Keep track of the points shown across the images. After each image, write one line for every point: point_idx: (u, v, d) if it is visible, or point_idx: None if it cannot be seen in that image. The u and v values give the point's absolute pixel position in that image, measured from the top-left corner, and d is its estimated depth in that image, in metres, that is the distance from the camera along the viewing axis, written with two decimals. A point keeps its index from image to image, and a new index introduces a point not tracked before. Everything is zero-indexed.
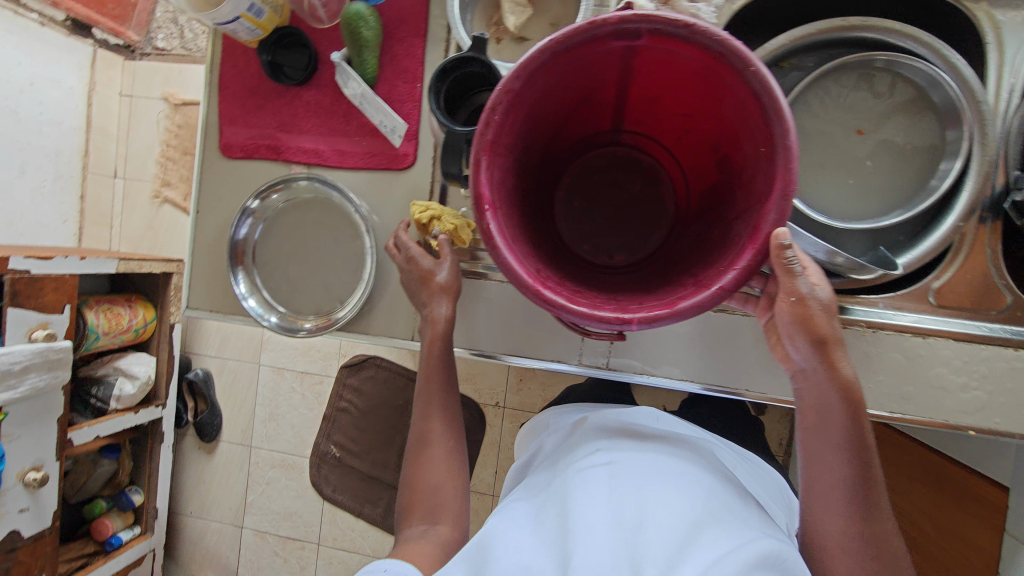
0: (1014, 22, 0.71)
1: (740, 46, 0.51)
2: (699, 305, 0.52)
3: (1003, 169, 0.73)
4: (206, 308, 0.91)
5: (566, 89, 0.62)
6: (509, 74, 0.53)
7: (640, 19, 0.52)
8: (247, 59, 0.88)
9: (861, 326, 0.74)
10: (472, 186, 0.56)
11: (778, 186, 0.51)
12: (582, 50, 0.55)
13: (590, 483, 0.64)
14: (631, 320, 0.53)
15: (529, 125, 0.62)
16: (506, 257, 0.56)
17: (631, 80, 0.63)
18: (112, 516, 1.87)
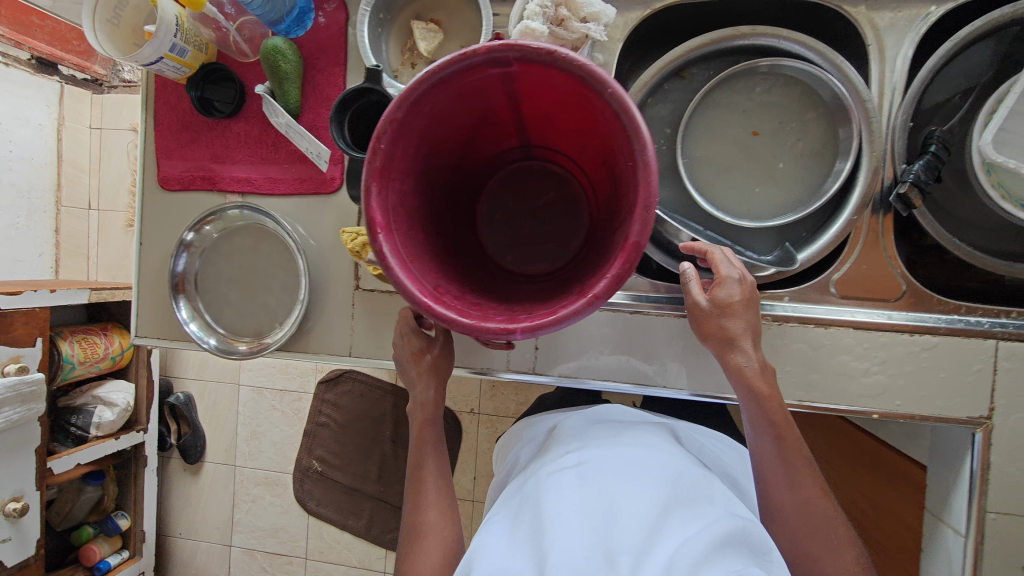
0: (892, 24, 0.75)
1: (599, 69, 0.54)
2: (576, 313, 0.56)
3: (891, 163, 0.77)
4: (154, 336, 0.94)
5: (458, 114, 0.65)
6: (389, 104, 0.57)
7: (507, 49, 0.55)
8: (179, 96, 0.92)
9: (768, 321, 0.77)
10: (364, 211, 0.59)
11: (641, 200, 0.54)
12: (461, 79, 0.59)
13: (557, 484, 0.62)
14: (514, 330, 0.56)
15: (425, 149, 0.66)
16: (399, 276, 0.59)
17: (520, 102, 0.66)
18: (100, 541, 1.90)
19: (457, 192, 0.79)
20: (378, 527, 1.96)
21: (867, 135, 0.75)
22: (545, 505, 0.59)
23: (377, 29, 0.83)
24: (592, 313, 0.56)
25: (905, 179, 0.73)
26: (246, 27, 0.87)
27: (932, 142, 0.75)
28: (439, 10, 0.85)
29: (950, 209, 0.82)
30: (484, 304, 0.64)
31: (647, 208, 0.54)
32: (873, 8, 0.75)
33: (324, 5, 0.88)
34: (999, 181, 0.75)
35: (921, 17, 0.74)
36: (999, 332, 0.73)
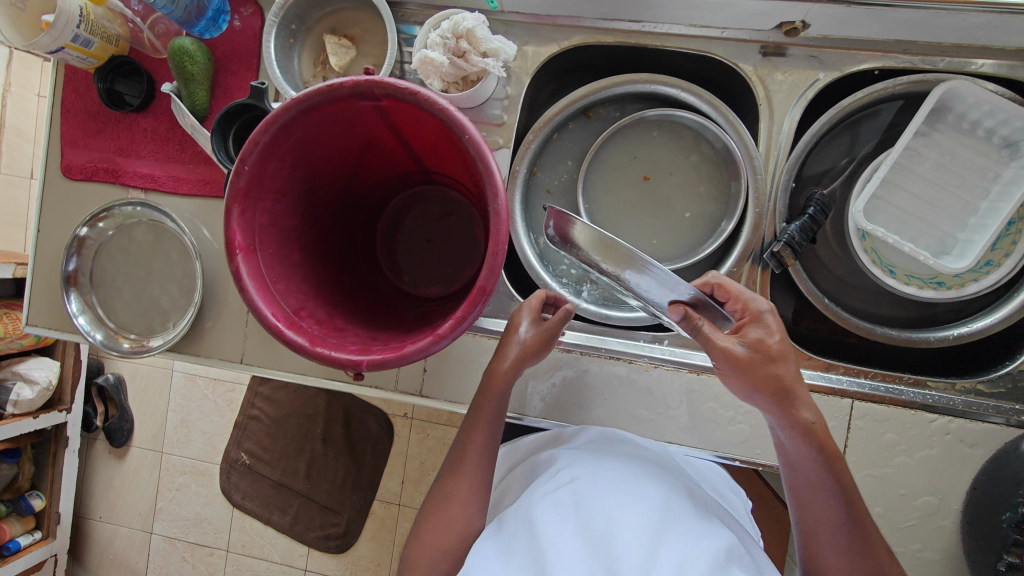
0: (782, 86, 0.78)
1: (458, 113, 0.55)
2: (420, 351, 0.57)
3: (773, 219, 0.80)
4: (45, 325, 0.93)
5: (339, 140, 0.66)
6: (253, 128, 0.57)
7: (374, 85, 0.56)
8: (88, 85, 0.91)
9: (644, 363, 0.81)
10: (224, 231, 0.59)
11: (491, 246, 0.55)
12: (331, 107, 0.59)
13: (555, 503, 0.62)
14: (360, 363, 0.57)
15: (304, 171, 0.66)
16: (253, 298, 0.59)
17: (403, 133, 0.67)
18: (11, 520, 1.83)
19: (351, 211, 0.79)
20: (303, 525, 1.90)
21: (752, 192, 0.78)
22: (546, 522, 0.59)
23: (288, 39, 0.83)
24: (437, 352, 0.57)
25: (780, 239, 0.76)
26: (159, 25, 0.88)
27: (811, 205, 0.78)
28: (354, 26, 0.85)
29: (831, 268, 0.85)
30: (347, 331, 0.64)
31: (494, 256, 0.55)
32: (766, 69, 0.78)
33: (240, 10, 0.88)
34: (871, 246, 0.79)
35: (809, 83, 0.77)
36: (855, 393, 0.76)
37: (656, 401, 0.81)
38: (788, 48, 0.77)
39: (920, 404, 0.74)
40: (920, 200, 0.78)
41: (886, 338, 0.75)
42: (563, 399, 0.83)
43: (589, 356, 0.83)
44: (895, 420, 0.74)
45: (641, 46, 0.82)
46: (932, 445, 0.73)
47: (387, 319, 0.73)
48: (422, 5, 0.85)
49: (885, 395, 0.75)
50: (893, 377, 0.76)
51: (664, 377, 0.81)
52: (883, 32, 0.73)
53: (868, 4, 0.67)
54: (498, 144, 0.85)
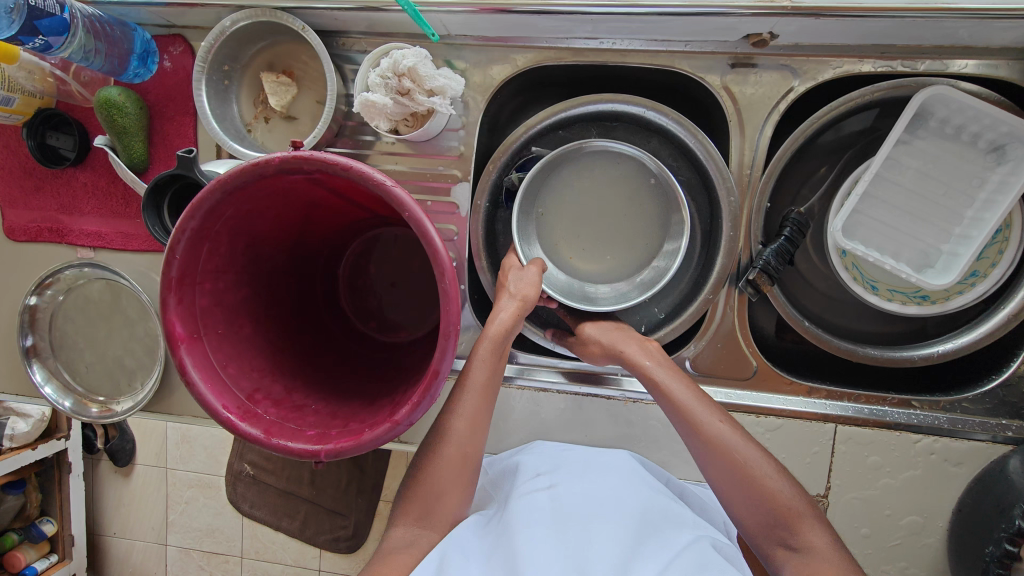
0: (751, 97, 0.73)
1: (397, 189, 0.51)
2: (378, 438, 0.53)
3: (749, 242, 0.76)
4: (11, 392, 0.90)
5: (279, 206, 0.62)
6: (178, 216, 0.52)
7: (307, 160, 0.51)
8: (19, 139, 0.85)
9: (620, 399, 0.80)
10: (164, 323, 0.56)
11: (442, 327, 0.52)
12: (261, 183, 0.55)
13: (532, 507, 0.63)
14: (319, 453, 0.54)
15: (241, 244, 0.61)
16: (199, 390, 0.55)
17: (346, 193, 0.62)
18: (25, 547, 1.86)
19: (303, 265, 0.76)
20: (312, 529, 1.79)
21: (725, 214, 0.74)
22: (524, 525, 0.60)
23: (223, 82, 0.77)
24: (398, 436, 0.54)
25: (755, 265, 0.73)
26: (83, 71, 0.81)
27: (786, 225, 0.74)
28: (293, 61, 0.79)
29: (810, 282, 0.82)
30: (306, 409, 0.61)
31: (446, 337, 0.51)
32: (734, 81, 0.73)
33: (169, 48, 0.82)
34: (852, 262, 0.75)
35: (781, 95, 0.72)
36: (837, 416, 0.74)
37: (638, 436, 0.80)
38: (758, 58, 0.72)
39: (904, 424, 0.73)
40: (903, 213, 0.74)
41: (869, 360, 0.73)
42: (544, 437, 0.82)
43: (566, 395, 0.81)
44: (879, 442, 0.73)
45: (602, 63, 0.76)
46: (917, 465, 0.73)
47: (349, 382, 0.70)
48: (365, 32, 0.79)
49: (868, 417, 0.73)
50: (877, 398, 0.74)
51: (643, 411, 0.80)
52: (857, 37, 0.67)
53: (839, 14, 0.63)
54: (457, 177, 0.80)
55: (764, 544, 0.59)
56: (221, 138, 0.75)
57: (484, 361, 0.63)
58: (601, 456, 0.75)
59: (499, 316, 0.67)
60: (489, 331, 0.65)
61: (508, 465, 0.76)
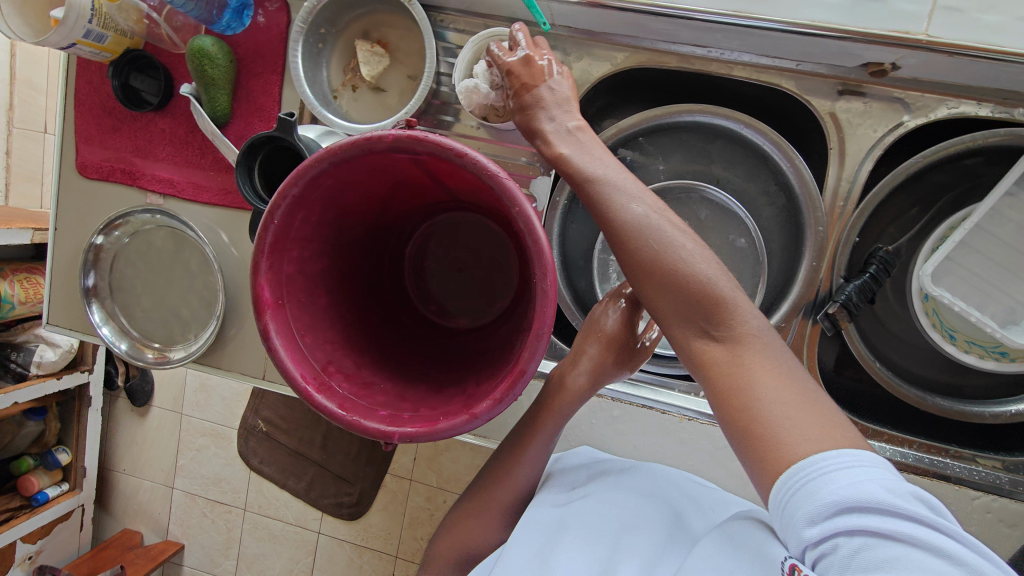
0: (856, 128, 0.71)
1: (510, 182, 0.49)
2: (453, 429, 0.53)
3: (830, 274, 0.74)
4: (66, 326, 0.91)
5: (372, 181, 0.61)
6: (282, 182, 0.51)
7: (419, 139, 0.50)
8: (103, 77, 0.85)
9: (676, 414, 0.79)
10: (252, 286, 0.55)
11: (536, 327, 0.51)
12: (367, 157, 0.54)
13: (565, 515, 0.60)
14: (392, 436, 0.53)
15: (330, 215, 0.61)
16: (281, 357, 0.55)
17: (440, 176, 0.61)
18: (39, 473, 1.88)
19: (376, 241, 0.75)
20: (316, 492, 1.86)
21: (810, 243, 0.73)
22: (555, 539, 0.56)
23: (317, 44, 0.76)
24: (471, 430, 0.53)
25: (836, 299, 0.71)
26: (177, 17, 0.80)
27: (872, 263, 0.72)
28: (389, 31, 0.78)
29: (884, 322, 0.80)
30: (375, 387, 0.61)
31: (539, 337, 0.51)
32: (840, 106, 0.71)
33: (265, 3, 0.80)
34: (933, 308, 0.73)
35: (888, 128, 0.70)
36: (897, 462, 0.73)
37: (688, 455, 0.79)
38: (869, 87, 0.70)
39: (964, 480, 0.72)
40: (995, 265, 0.71)
41: (937, 410, 0.72)
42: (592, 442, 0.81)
43: (620, 403, 0.80)
44: (935, 493, 0.72)
45: (704, 73, 0.74)
46: (973, 522, 0.71)
47: (412, 364, 0.70)
48: (464, 11, 0.78)
49: (928, 467, 0.72)
50: (939, 449, 0.73)
51: (696, 431, 0.78)
52: (980, 79, 0.65)
53: (971, 54, 0.60)
54: (538, 171, 0.79)
55: (675, 329, 0.51)
56: (307, 100, 0.73)
57: (585, 370, 0.67)
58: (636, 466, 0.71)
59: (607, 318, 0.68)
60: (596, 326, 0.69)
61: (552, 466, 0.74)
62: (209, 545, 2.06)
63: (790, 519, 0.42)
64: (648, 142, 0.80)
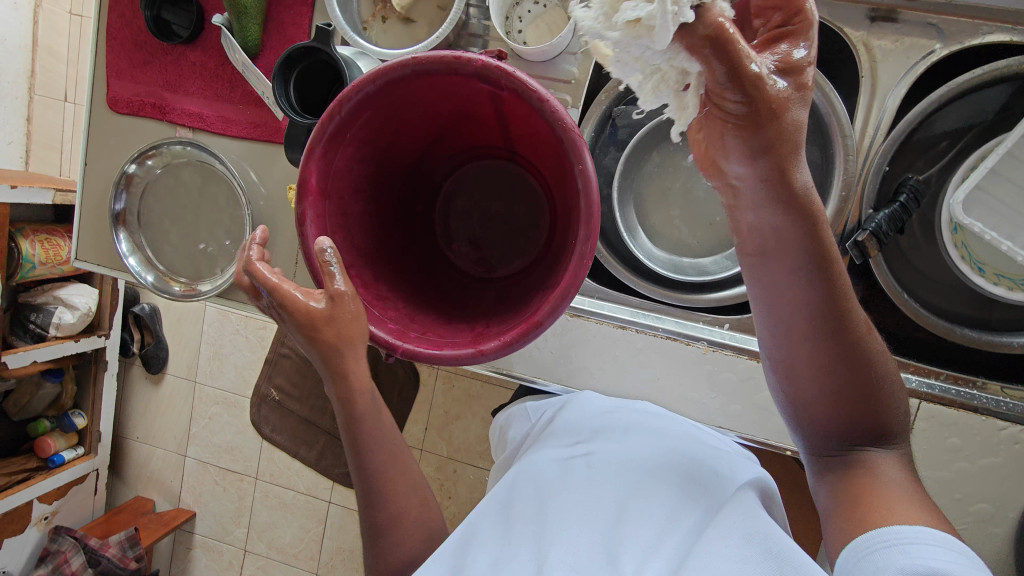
0: (889, 56, 0.71)
1: (578, 133, 0.49)
2: (455, 359, 0.53)
3: (859, 205, 0.74)
4: (94, 262, 0.93)
5: (436, 105, 0.60)
6: (360, 76, 0.51)
7: (498, 69, 0.50)
8: (135, 12, 0.86)
9: (703, 346, 0.78)
10: (301, 168, 0.55)
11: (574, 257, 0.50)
12: (448, 78, 0.53)
13: (567, 477, 0.62)
14: (397, 348, 0.55)
15: (389, 129, 0.61)
16: (309, 244, 0.56)
17: (505, 119, 0.61)
18: (56, 436, 1.89)
19: (427, 167, 0.75)
20: (327, 461, 1.86)
21: (838, 174, 0.73)
22: (557, 503, 0.59)
23: None
24: (472, 364, 0.52)
25: (865, 228, 0.71)
26: None
27: (903, 192, 0.73)
28: None
29: (911, 259, 0.80)
30: (387, 303, 0.62)
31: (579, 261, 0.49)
32: (873, 35, 0.70)
33: None
34: (962, 240, 0.73)
35: (922, 55, 0.70)
36: (923, 393, 0.73)
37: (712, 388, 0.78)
38: (903, 13, 0.69)
39: (991, 410, 0.72)
40: None
41: (966, 341, 0.73)
42: (618, 377, 0.80)
43: (644, 335, 0.79)
44: (962, 424, 0.71)
45: None
46: (998, 452, 0.71)
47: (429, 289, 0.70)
48: None
49: (955, 397, 0.73)
50: (967, 380, 0.74)
51: (719, 362, 0.77)
52: None
53: None
54: (566, 103, 0.79)
55: (829, 434, 0.53)
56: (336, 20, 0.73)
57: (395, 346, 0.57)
58: (634, 417, 0.71)
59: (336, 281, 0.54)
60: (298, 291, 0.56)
61: (557, 414, 0.75)
62: (220, 513, 2.06)
63: (873, 565, 0.45)
64: None
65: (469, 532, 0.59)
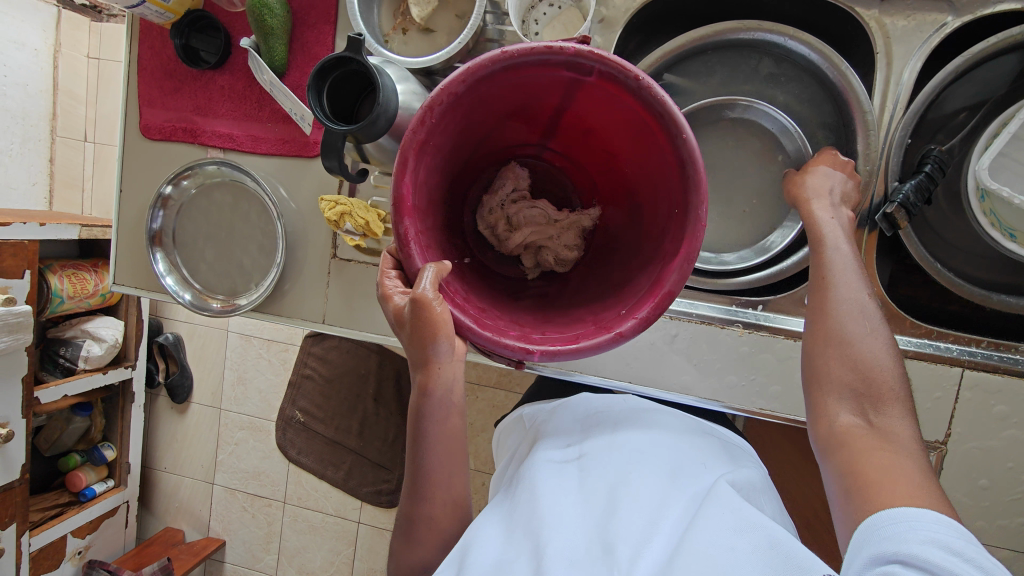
0: (903, 32, 0.72)
1: (677, 109, 0.50)
2: (597, 346, 0.51)
3: (884, 179, 0.75)
4: (132, 285, 0.95)
5: (504, 101, 0.59)
6: (452, 75, 0.49)
7: (594, 57, 0.49)
8: (164, 41, 0.90)
9: (738, 328, 0.79)
10: (393, 185, 0.52)
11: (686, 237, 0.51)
12: (531, 70, 0.52)
13: (560, 476, 0.62)
14: (534, 351, 0.52)
15: (458, 131, 0.59)
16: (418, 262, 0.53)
17: (569, 107, 0.60)
18: (86, 469, 1.89)
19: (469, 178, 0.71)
20: (356, 480, 1.86)
21: (861, 149, 0.74)
22: (551, 498, 0.59)
23: None
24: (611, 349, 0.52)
25: (893, 200, 0.71)
26: None
27: (927, 162, 0.73)
28: None
29: (938, 230, 0.80)
30: (487, 312, 0.58)
31: (689, 245, 0.51)
32: (885, 12, 0.72)
33: None
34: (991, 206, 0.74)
35: (936, 27, 0.71)
36: (966, 361, 0.73)
37: (751, 370, 0.78)
38: None
39: None
40: None
41: (1003, 306, 0.73)
42: (655, 365, 0.80)
43: (679, 321, 0.79)
44: (1007, 390, 0.71)
45: None
46: None
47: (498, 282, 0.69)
48: None
49: (999, 363, 0.72)
50: (1007, 346, 0.73)
51: (756, 343, 0.78)
52: None
53: None
54: None
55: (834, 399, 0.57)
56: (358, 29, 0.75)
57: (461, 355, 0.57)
58: (620, 414, 0.72)
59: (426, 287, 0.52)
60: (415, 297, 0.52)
61: (551, 418, 0.76)
62: (250, 540, 2.05)
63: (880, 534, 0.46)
64: (691, 64, 0.82)
65: (464, 539, 0.59)
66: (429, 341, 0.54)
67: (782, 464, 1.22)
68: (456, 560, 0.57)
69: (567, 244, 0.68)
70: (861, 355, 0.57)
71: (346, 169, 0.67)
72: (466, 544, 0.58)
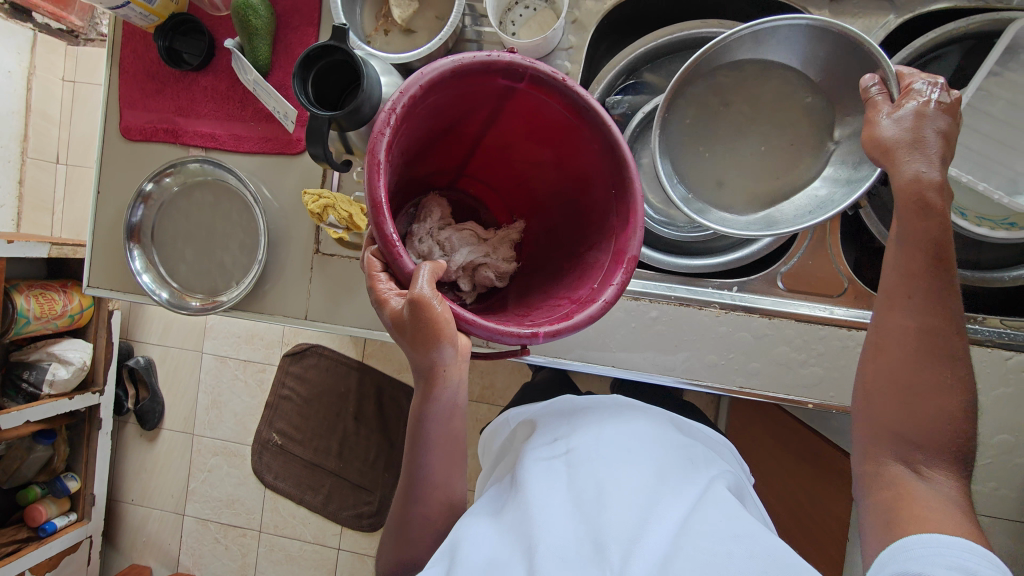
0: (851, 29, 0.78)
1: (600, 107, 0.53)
2: (590, 316, 0.51)
3: None
4: (106, 287, 0.93)
5: (443, 117, 0.58)
6: (411, 81, 0.48)
7: (527, 63, 0.51)
8: (147, 45, 0.91)
9: (716, 308, 0.81)
10: (366, 189, 0.47)
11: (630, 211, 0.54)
12: (472, 79, 0.53)
13: (549, 474, 0.62)
14: (536, 333, 0.50)
15: (406, 148, 0.56)
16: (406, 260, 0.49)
17: (495, 119, 0.61)
18: (47, 502, 1.78)
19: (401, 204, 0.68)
20: (335, 504, 1.80)
21: None
22: (542, 499, 0.58)
23: None
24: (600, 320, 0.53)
25: None
26: None
27: None
28: None
29: (896, 213, 0.85)
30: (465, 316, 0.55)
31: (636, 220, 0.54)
32: (835, 12, 0.78)
33: None
34: None
35: (880, 23, 0.78)
36: None
37: (730, 350, 0.81)
38: None
39: (996, 342, 0.75)
40: (993, 141, 0.77)
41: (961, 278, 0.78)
42: (638, 349, 0.81)
43: (659, 304, 0.81)
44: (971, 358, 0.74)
45: None
46: (1009, 381, 0.74)
47: None
48: None
49: None
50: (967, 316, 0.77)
51: (734, 322, 0.80)
52: None
53: None
54: None
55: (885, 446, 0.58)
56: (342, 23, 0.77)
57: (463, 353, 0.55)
58: (606, 411, 0.71)
59: (426, 287, 0.50)
60: (413, 298, 0.49)
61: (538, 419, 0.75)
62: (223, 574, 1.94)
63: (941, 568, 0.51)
64: (663, 61, 0.88)
65: (452, 538, 0.59)
66: (433, 344, 0.51)
67: (765, 460, 1.23)
68: (447, 558, 0.56)
69: (505, 257, 0.68)
70: (922, 395, 0.56)
71: (331, 156, 0.67)
72: (454, 543, 0.58)
